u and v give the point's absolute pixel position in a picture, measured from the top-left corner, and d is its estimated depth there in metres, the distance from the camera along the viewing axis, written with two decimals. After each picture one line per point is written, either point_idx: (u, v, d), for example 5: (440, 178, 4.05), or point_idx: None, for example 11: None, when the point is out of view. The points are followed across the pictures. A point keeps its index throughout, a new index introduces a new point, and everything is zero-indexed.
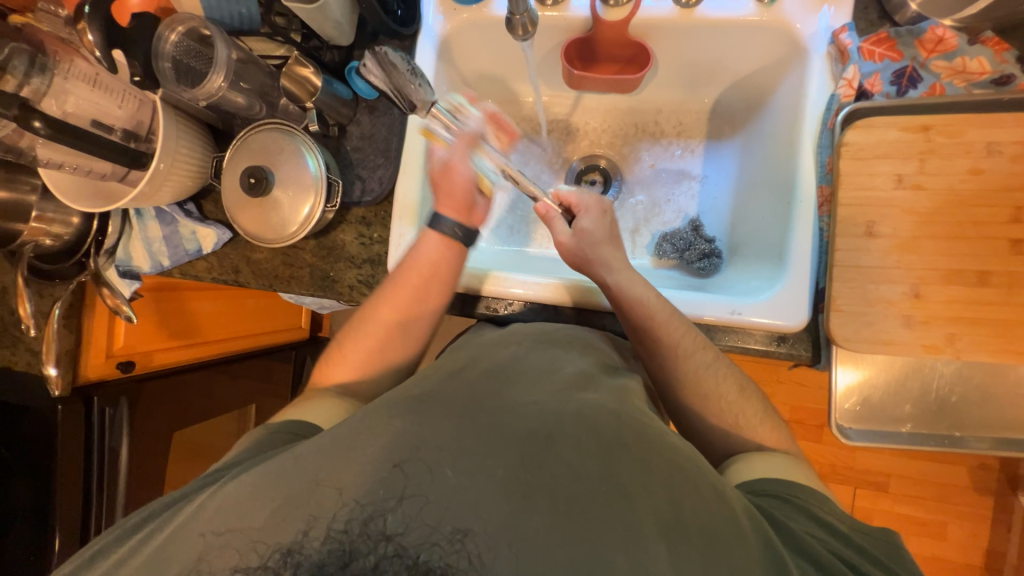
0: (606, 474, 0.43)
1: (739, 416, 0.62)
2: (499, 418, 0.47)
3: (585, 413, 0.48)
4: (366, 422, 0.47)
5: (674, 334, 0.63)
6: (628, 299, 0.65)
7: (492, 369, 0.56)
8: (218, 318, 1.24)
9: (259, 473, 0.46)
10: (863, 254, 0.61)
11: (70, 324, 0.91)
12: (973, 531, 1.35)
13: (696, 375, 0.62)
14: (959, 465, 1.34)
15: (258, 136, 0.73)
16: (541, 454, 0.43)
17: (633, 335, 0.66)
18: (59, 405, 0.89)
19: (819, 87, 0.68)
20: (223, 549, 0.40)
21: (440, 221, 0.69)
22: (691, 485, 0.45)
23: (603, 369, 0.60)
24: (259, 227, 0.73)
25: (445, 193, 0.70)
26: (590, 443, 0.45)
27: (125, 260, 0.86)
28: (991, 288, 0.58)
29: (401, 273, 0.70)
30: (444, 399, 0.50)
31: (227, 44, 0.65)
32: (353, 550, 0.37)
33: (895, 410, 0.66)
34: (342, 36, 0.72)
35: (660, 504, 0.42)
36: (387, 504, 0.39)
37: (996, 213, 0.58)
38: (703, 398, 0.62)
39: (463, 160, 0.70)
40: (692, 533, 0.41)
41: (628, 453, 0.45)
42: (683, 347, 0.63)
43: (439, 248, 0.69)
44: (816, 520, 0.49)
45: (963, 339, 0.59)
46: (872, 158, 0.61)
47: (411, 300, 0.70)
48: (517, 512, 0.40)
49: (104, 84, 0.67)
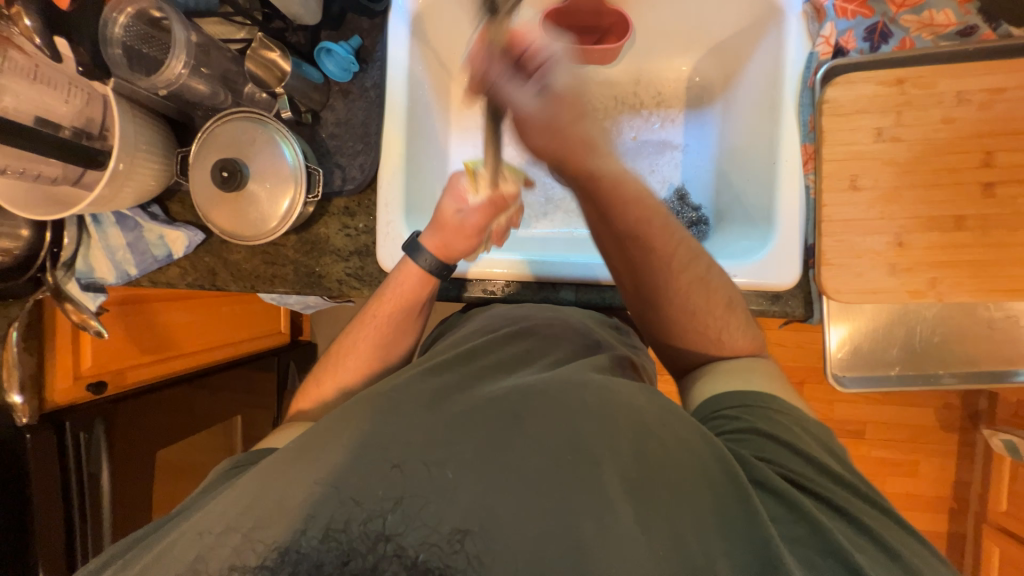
0: (573, 439, 0.44)
1: (724, 328, 0.61)
2: (467, 406, 0.48)
3: (550, 387, 0.50)
4: (333, 422, 0.48)
5: (671, 241, 0.58)
6: (621, 208, 0.55)
7: (460, 358, 0.58)
8: (188, 328, 1.16)
9: (241, 490, 0.43)
10: (849, 208, 0.63)
11: (30, 347, 0.87)
12: (942, 466, 1.45)
13: (689, 288, 0.59)
14: (927, 407, 1.43)
15: (226, 127, 0.68)
16: (512, 433, 0.45)
17: (627, 257, 0.58)
18: (27, 434, 0.83)
19: (796, 47, 0.68)
20: (214, 551, 0.38)
21: (419, 254, 0.67)
22: (658, 438, 0.45)
23: (571, 356, 0.61)
24: (237, 226, 0.69)
25: (441, 235, 0.66)
26: (553, 412, 0.46)
27: (85, 272, 0.80)
28: (967, 231, 0.61)
29: (381, 306, 0.69)
30: (426, 391, 0.51)
31: (184, 25, 0.60)
32: (352, 549, 0.37)
33: (883, 356, 0.69)
34: (308, 15, 0.68)
35: (628, 464, 0.43)
36: (385, 506, 0.39)
37: (968, 159, 0.61)
38: (695, 313, 0.60)
39: (474, 229, 0.65)
40: (659, 488, 0.42)
41: (592, 416, 0.46)
42: (679, 255, 0.58)
43: (417, 283, 0.68)
44: (786, 446, 0.49)
45: (944, 282, 0.62)
46: (851, 113, 0.63)
47: (392, 330, 0.69)
48: (493, 485, 0.41)
49: (46, 76, 0.61)
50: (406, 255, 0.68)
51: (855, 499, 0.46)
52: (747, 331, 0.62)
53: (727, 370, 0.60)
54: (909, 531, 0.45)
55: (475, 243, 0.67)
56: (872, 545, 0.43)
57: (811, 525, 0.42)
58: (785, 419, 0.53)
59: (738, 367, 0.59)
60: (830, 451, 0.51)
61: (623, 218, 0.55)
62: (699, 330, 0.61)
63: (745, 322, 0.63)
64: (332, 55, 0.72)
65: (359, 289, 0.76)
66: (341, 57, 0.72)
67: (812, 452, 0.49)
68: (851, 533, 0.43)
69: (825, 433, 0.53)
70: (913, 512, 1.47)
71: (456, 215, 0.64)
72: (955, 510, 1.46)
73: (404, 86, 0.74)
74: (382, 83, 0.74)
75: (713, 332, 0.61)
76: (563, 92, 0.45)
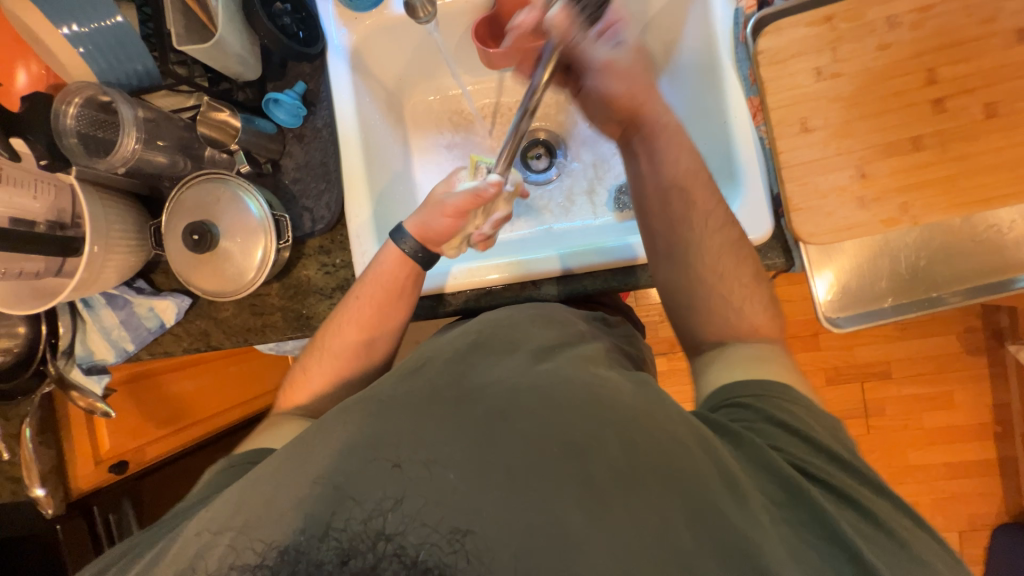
0: (558, 432, 0.44)
1: (745, 299, 0.62)
2: (461, 411, 0.46)
3: (539, 384, 0.49)
4: (322, 432, 0.47)
5: (707, 201, 0.64)
6: (665, 153, 0.66)
7: (453, 358, 0.55)
8: (201, 395, 1.14)
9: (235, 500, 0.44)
10: (805, 150, 0.64)
11: (48, 439, 0.87)
12: (976, 391, 1.41)
13: (716, 251, 0.63)
14: (948, 334, 1.40)
15: (191, 191, 0.70)
16: (504, 426, 0.45)
17: (664, 206, 0.65)
18: (58, 526, 0.88)
19: (723, 6, 0.70)
20: (220, 553, 0.40)
21: (400, 233, 0.69)
22: (642, 427, 0.45)
23: (563, 343, 0.60)
24: (216, 283, 0.70)
25: (423, 215, 0.69)
26: (542, 407, 0.46)
27: (86, 355, 0.81)
28: (927, 150, 0.61)
29: (363, 291, 0.69)
30: (417, 392, 0.49)
31: (130, 104, 0.63)
32: (352, 549, 0.37)
33: (874, 290, 0.69)
34: (249, 70, 0.70)
35: (616, 454, 0.43)
36: (386, 505, 0.40)
37: (912, 80, 0.61)
38: (719, 276, 0.62)
39: (456, 213, 0.66)
40: (645, 468, 0.42)
41: (578, 408, 0.46)
42: (710, 214, 0.64)
43: (396, 266, 0.69)
44: (797, 435, 0.48)
45: (914, 205, 0.62)
46: (788, 59, 0.63)
47: (376, 317, 0.69)
48: (482, 485, 0.41)
49: (12, 177, 0.63)
50: (388, 240, 0.70)
51: (855, 482, 0.46)
52: (768, 311, 0.62)
53: (729, 356, 0.58)
54: (907, 512, 0.45)
55: (455, 229, 0.68)
56: (871, 524, 0.43)
57: (810, 508, 0.43)
58: (796, 409, 0.51)
59: (744, 352, 0.58)
60: (837, 438, 0.50)
61: (666, 163, 0.66)
62: (725, 299, 0.62)
63: (769, 307, 0.63)
64: (280, 104, 0.74)
65: None
66: (288, 105, 0.74)
67: (820, 440, 0.48)
68: (856, 519, 0.43)
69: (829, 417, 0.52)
70: (957, 444, 1.43)
71: (442, 196, 0.68)
72: (1000, 434, 1.41)
73: (353, 119, 0.76)
74: (332, 122, 0.76)
75: (736, 301, 0.62)
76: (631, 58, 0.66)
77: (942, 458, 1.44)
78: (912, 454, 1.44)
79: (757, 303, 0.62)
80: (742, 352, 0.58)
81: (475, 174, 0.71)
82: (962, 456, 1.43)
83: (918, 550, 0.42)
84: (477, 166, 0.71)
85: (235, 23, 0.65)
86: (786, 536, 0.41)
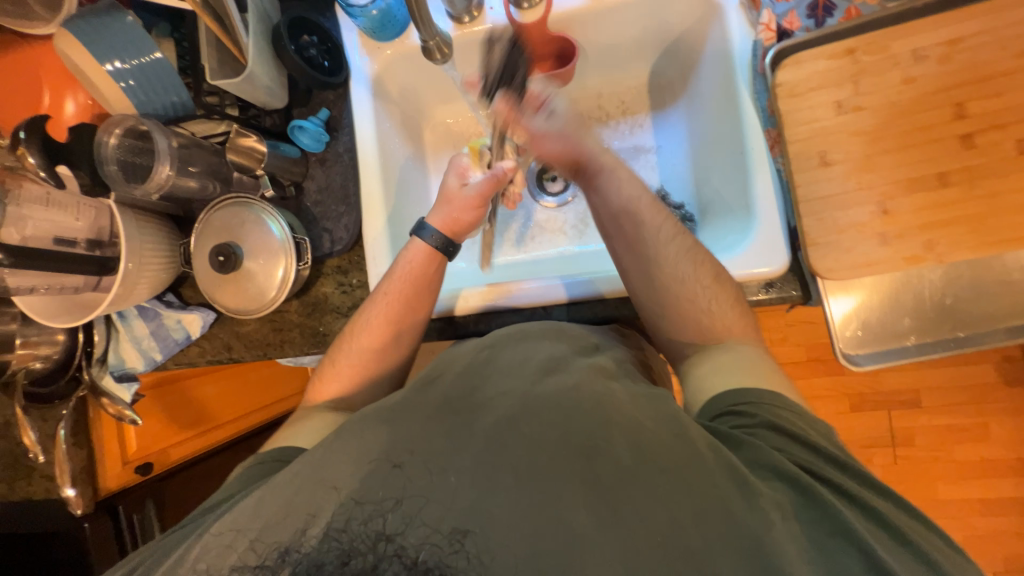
0: (569, 437, 0.46)
1: (712, 300, 0.63)
2: (475, 419, 0.49)
3: (548, 392, 0.51)
4: (342, 434, 0.50)
5: (655, 219, 0.66)
6: (609, 181, 0.67)
7: (466, 370, 0.56)
8: (225, 400, 1.18)
9: (249, 502, 0.47)
10: (824, 185, 0.62)
11: (80, 441, 0.92)
12: (1015, 424, 1.34)
13: (674, 259, 0.64)
14: (984, 363, 1.34)
15: (219, 213, 0.74)
16: (506, 435, 0.47)
17: (618, 230, 0.66)
18: (85, 524, 0.92)
19: (741, 37, 0.69)
20: (221, 553, 0.43)
21: (425, 229, 0.72)
22: (652, 432, 0.47)
23: (578, 352, 0.60)
24: (240, 301, 0.73)
25: (445, 209, 0.73)
26: (550, 415, 0.48)
27: (118, 363, 0.85)
28: (954, 187, 0.59)
29: (390, 285, 0.70)
30: (426, 407, 0.51)
31: (164, 134, 0.66)
32: (352, 550, 0.39)
33: (896, 327, 0.67)
34: (275, 99, 0.73)
35: (622, 453, 0.45)
36: (386, 505, 0.42)
37: (939, 114, 0.59)
38: (682, 283, 0.63)
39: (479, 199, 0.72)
40: (652, 469, 0.44)
41: (590, 414, 0.48)
42: (661, 232, 0.65)
43: (423, 259, 0.72)
44: (805, 445, 0.48)
45: (940, 243, 0.59)
46: (807, 92, 0.62)
47: (404, 308, 0.71)
48: (491, 485, 0.43)
49: (57, 200, 0.68)
50: (414, 237, 0.73)
51: (858, 483, 0.46)
52: (742, 312, 0.63)
53: (720, 360, 0.59)
54: (913, 512, 0.45)
55: (478, 213, 0.73)
56: (876, 526, 0.43)
57: (816, 508, 0.43)
58: (786, 412, 0.52)
59: (732, 354, 0.59)
60: (832, 438, 0.51)
61: (610, 193, 0.67)
62: (691, 302, 0.63)
63: (740, 304, 0.64)
64: (304, 130, 0.76)
65: None
66: (312, 131, 0.76)
67: (813, 440, 0.48)
68: (867, 524, 0.43)
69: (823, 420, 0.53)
70: (992, 479, 1.35)
71: (458, 187, 0.72)
72: None
73: (374, 144, 0.79)
74: (353, 147, 0.79)
75: (702, 302, 0.63)
76: (564, 117, 0.68)
77: (976, 493, 1.36)
78: (942, 488, 1.37)
79: (724, 303, 0.63)
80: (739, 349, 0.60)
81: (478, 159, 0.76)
82: (997, 492, 1.35)
83: (925, 550, 0.41)
84: (478, 151, 0.75)
85: (264, 56, 0.69)
86: (796, 537, 0.41)
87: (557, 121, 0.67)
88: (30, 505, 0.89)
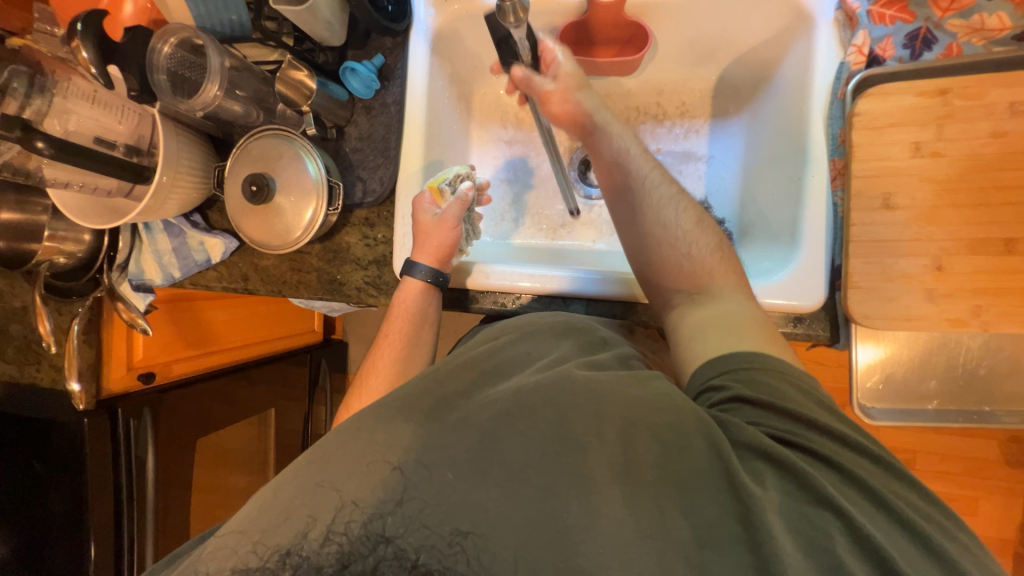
0: (560, 432, 0.46)
1: (692, 243, 0.63)
2: (463, 417, 0.48)
3: (541, 385, 0.49)
4: (343, 432, 0.48)
5: (643, 166, 0.67)
6: (604, 135, 0.69)
7: (463, 366, 0.56)
8: (232, 325, 1.24)
9: (258, 496, 0.47)
10: (880, 228, 0.59)
11: (90, 339, 0.93)
12: (1005, 505, 1.30)
13: (658, 205, 0.65)
14: (987, 439, 1.30)
15: (258, 142, 0.73)
16: (501, 428, 0.46)
17: (608, 183, 0.69)
18: (85, 419, 0.91)
19: (828, 56, 0.66)
20: (218, 552, 0.43)
21: (414, 268, 0.72)
22: (646, 425, 0.46)
23: (580, 351, 0.59)
24: (265, 236, 0.73)
25: (426, 243, 0.72)
26: (536, 413, 0.47)
27: (137, 273, 0.86)
28: (1019, 256, 0.56)
29: (389, 325, 0.74)
30: (425, 398, 0.51)
31: (219, 52, 0.65)
32: (353, 553, 0.41)
33: (920, 387, 0.67)
34: (334, 37, 0.72)
35: (612, 450, 0.44)
36: (387, 506, 0.42)
37: (1020, 176, 0.56)
38: (665, 227, 0.64)
39: (454, 224, 0.72)
40: (645, 472, 0.43)
41: (580, 409, 0.47)
42: (647, 178, 0.66)
43: (418, 296, 0.73)
44: (798, 419, 0.46)
45: (989, 311, 0.57)
46: (886, 127, 0.59)
47: (405, 347, 0.74)
48: (477, 479, 0.43)
49: (104, 100, 0.67)
50: (404, 274, 0.73)
51: (845, 448, 0.44)
52: (725, 260, 0.62)
53: (713, 320, 0.57)
54: (899, 477, 0.44)
55: (455, 236, 0.73)
56: (860, 493, 0.42)
57: (799, 483, 0.42)
58: (772, 375, 0.49)
59: (712, 301, 0.59)
60: (824, 399, 0.49)
61: (602, 147, 0.69)
62: (672, 246, 0.63)
63: (726, 255, 0.63)
64: (356, 73, 0.75)
65: (376, 297, 0.79)
66: (364, 76, 0.75)
67: (798, 408, 0.46)
68: (871, 511, 0.41)
69: (809, 379, 0.51)
70: None
71: (432, 218, 0.72)
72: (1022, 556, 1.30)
73: (423, 100, 0.77)
74: (402, 100, 0.77)
75: (683, 246, 0.63)
76: (568, 77, 0.69)
77: None
78: None
79: (705, 248, 0.63)
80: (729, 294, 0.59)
81: (441, 197, 0.72)
82: None
83: (907, 515, 0.41)
84: (441, 187, 0.73)
85: None
86: (780, 515, 0.40)
87: (563, 79, 0.69)
88: (37, 390, 0.95)
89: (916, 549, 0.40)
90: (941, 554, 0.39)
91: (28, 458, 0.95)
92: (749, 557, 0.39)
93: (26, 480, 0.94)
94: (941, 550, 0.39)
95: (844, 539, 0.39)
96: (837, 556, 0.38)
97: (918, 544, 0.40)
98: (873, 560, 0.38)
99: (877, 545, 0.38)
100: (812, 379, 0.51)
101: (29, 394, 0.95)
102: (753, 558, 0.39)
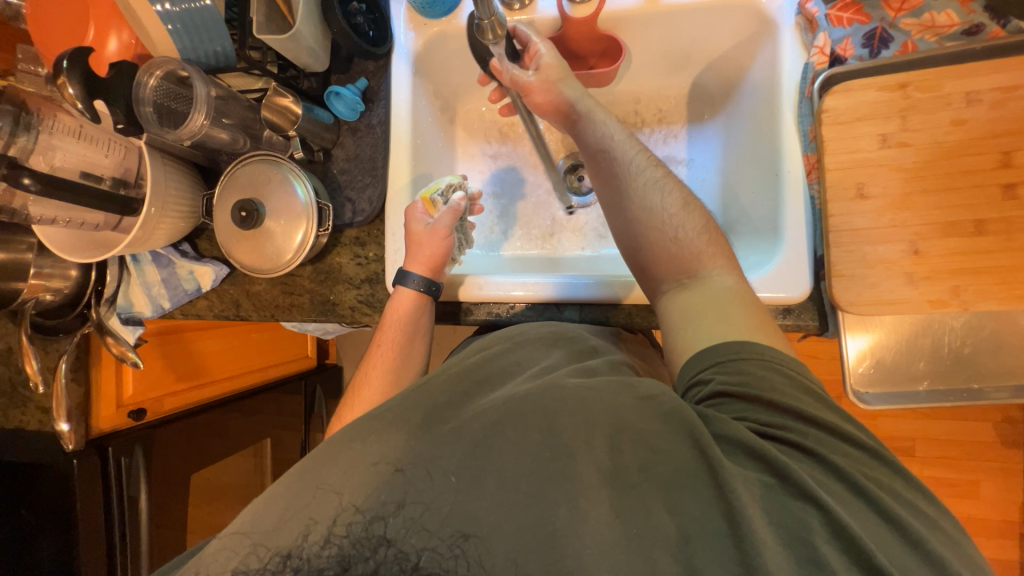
0: (556, 439, 0.45)
1: (680, 226, 0.62)
2: (460, 425, 0.47)
3: (531, 393, 0.50)
4: (344, 435, 0.48)
5: (628, 152, 0.66)
6: (588, 123, 0.68)
7: (459, 377, 0.56)
8: (224, 356, 1.22)
9: (255, 501, 0.45)
10: (857, 217, 0.62)
11: (78, 378, 0.90)
12: (1006, 485, 1.31)
13: (644, 189, 0.65)
14: (981, 420, 1.31)
15: (246, 169, 0.74)
16: (495, 439, 0.45)
17: (594, 171, 0.68)
18: (75, 460, 0.88)
19: (793, 58, 0.69)
20: (216, 556, 0.41)
21: (408, 278, 0.72)
22: (634, 430, 0.46)
23: (572, 360, 0.60)
24: (256, 260, 0.73)
25: (419, 252, 0.73)
26: (531, 418, 0.47)
27: (126, 306, 0.85)
28: (990, 235, 0.58)
29: (382, 335, 0.74)
30: (417, 410, 0.50)
31: (205, 83, 0.66)
32: (353, 555, 0.40)
33: (909, 369, 0.69)
34: (318, 62, 0.74)
35: (601, 455, 0.44)
36: (388, 509, 0.42)
37: (983, 160, 0.59)
38: (652, 212, 0.64)
39: (445, 235, 0.73)
40: (631, 472, 0.43)
41: (571, 416, 0.47)
42: (634, 163, 0.66)
43: (411, 307, 0.73)
44: (780, 410, 0.47)
45: (967, 290, 0.59)
46: (854, 121, 0.62)
47: (398, 357, 0.74)
48: (473, 487, 0.43)
49: (89, 134, 0.68)
50: (397, 285, 0.74)
51: (829, 439, 0.45)
52: (713, 242, 0.62)
53: (700, 311, 0.57)
54: (883, 472, 0.44)
55: (448, 246, 0.73)
56: (841, 485, 0.43)
57: (781, 476, 0.42)
58: (756, 365, 0.50)
59: (700, 287, 0.59)
60: (811, 389, 0.49)
61: (586, 134, 0.68)
62: (661, 231, 0.63)
63: (714, 235, 0.63)
64: (340, 97, 0.76)
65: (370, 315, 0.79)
66: (348, 99, 0.76)
67: (781, 400, 0.47)
68: (853, 504, 0.41)
69: (800, 367, 0.51)
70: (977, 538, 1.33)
71: (425, 228, 0.73)
72: None
73: (406, 119, 0.79)
74: (387, 120, 0.79)
75: (671, 231, 0.63)
76: (549, 68, 0.69)
77: None
78: None
79: (693, 230, 0.62)
80: (719, 288, 0.58)
81: (433, 207, 0.74)
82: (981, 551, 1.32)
83: (890, 507, 0.41)
84: (433, 198, 0.74)
85: (313, 18, 0.69)
86: (761, 510, 0.41)
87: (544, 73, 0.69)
88: (23, 433, 0.92)
89: (897, 541, 0.40)
90: (920, 544, 0.40)
91: (14, 504, 0.92)
92: (733, 553, 0.39)
93: (13, 527, 0.91)
94: (922, 542, 0.40)
95: (823, 531, 0.39)
96: (815, 549, 0.38)
97: (898, 534, 0.40)
98: (851, 552, 0.38)
99: (857, 539, 0.38)
100: (801, 366, 0.51)
101: (14, 438, 0.92)
102: (736, 553, 0.39)
